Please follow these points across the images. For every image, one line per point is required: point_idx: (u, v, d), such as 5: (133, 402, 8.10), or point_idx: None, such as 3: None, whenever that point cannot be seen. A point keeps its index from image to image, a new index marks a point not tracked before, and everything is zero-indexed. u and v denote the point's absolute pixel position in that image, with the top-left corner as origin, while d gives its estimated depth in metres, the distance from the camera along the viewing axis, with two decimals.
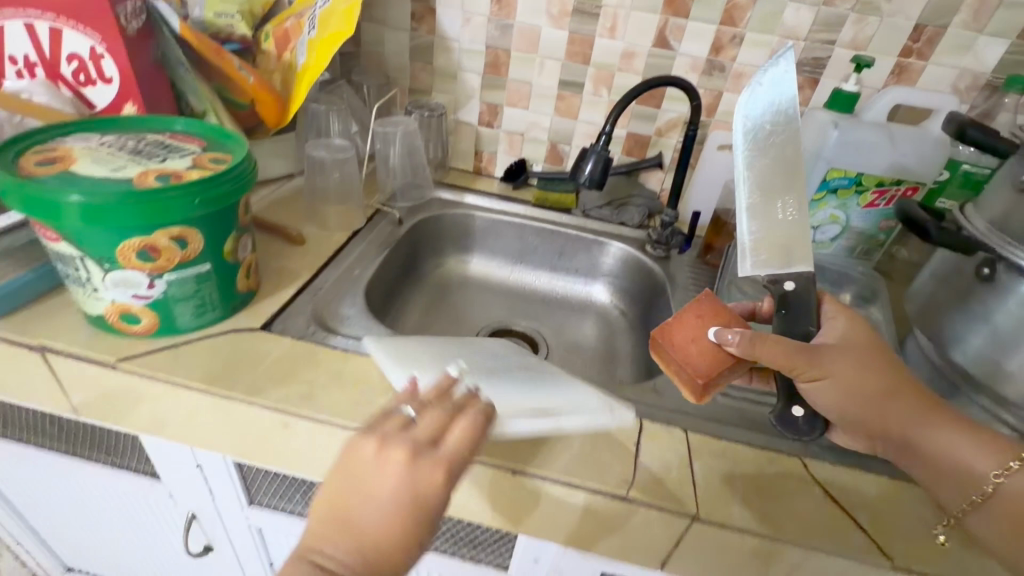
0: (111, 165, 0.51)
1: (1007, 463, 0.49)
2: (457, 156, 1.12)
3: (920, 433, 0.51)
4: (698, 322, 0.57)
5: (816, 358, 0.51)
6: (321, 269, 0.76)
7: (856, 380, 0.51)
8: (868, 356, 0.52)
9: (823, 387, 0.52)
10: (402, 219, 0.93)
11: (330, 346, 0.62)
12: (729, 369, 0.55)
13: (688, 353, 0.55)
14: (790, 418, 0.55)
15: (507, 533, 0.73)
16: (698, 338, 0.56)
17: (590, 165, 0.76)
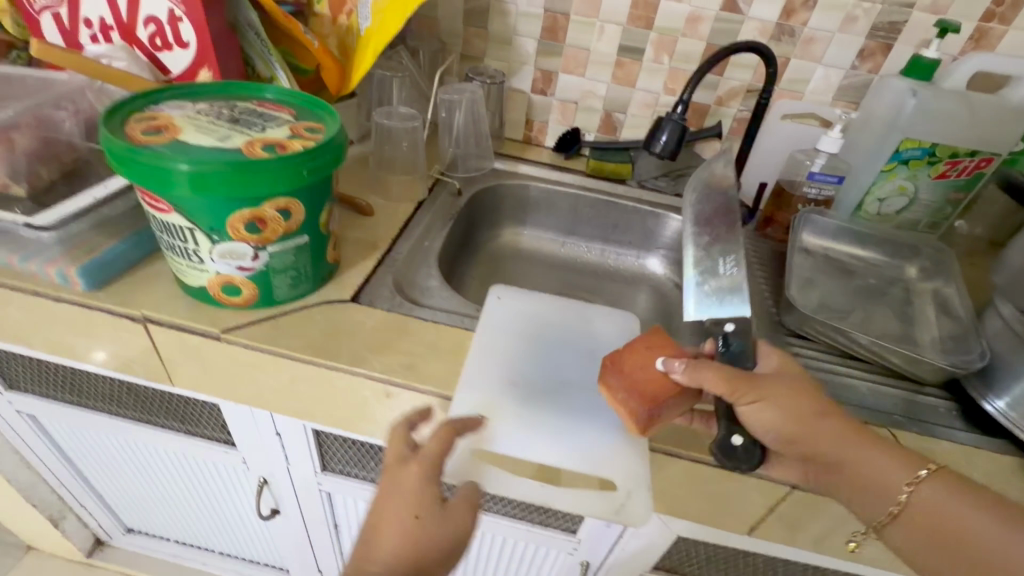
0: (215, 135, 0.50)
1: (914, 472, 0.47)
2: (508, 124, 1.10)
3: (843, 452, 0.48)
4: (646, 354, 0.53)
5: (748, 385, 0.48)
6: (395, 240, 0.75)
7: (788, 404, 0.49)
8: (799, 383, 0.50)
9: (755, 410, 0.49)
10: (461, 190, 0.91)
11: (419, 317, 0.62)
12: (672, 401, 0.50)
13: (628, 380, 0.52)
14: (728, 448, 0.50)
15: None
16: (646, 367, 0.52)
17: (665, 134, 0.76)
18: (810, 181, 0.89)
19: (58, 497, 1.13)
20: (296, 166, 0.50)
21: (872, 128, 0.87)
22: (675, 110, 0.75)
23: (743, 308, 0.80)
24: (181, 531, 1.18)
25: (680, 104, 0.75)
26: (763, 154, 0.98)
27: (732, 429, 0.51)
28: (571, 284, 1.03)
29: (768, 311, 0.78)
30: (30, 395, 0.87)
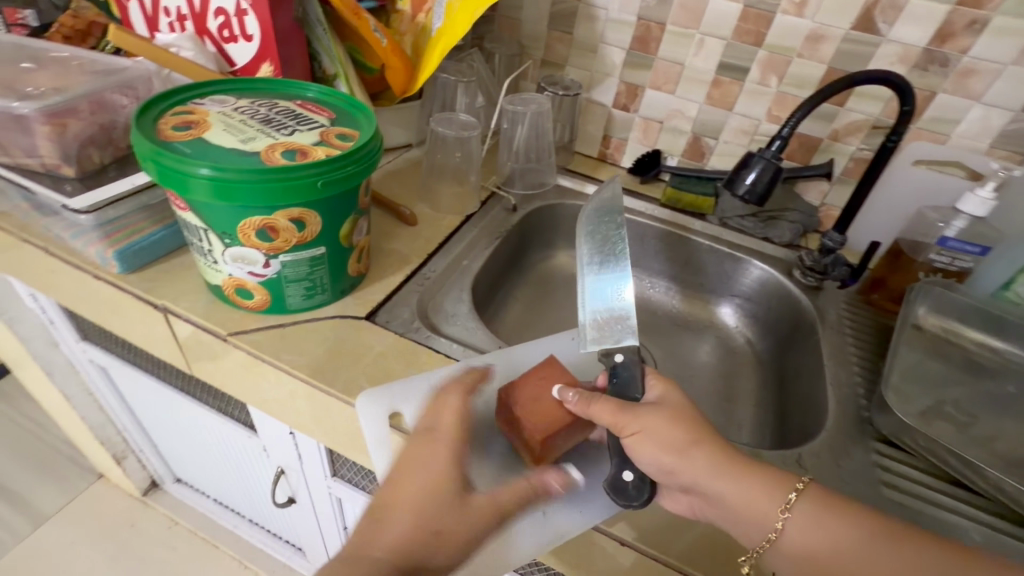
0: (241, 135, 0.48)
1: (785, 496, 0.42)
2: (583, 138, 1.01)
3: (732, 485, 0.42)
4: (539, 384, 0.50)
5: (629, 413, 0.45)
6: (430, 255, 0.71)
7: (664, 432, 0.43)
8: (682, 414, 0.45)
9: (641, 444, 0.44)
10: (517, 206, 0.85)
11: (430, 348, 0.57)
12: (564, 434, 0.48)
13: (518, 414, 0.49)
14: (620, 484, 0.46)
15: None
16: (536, 402, 0.49)
17: (753, 174, 0.63)
18: (940, 246, 0.73)
19: (122, 439, 1.23)
20: (311, 177, 0.46)
21: None
22: (771, 145, 0.63)
23: (822, 391, 0.66)
24: (218, 493, 1.24)
25: (777, 138, 0.62)
26: (882, 204, 0.82)
27: (626, 465, 0.46)
28: None
29: (856, 403, 0.63)
30: (98, 347, 0.95)
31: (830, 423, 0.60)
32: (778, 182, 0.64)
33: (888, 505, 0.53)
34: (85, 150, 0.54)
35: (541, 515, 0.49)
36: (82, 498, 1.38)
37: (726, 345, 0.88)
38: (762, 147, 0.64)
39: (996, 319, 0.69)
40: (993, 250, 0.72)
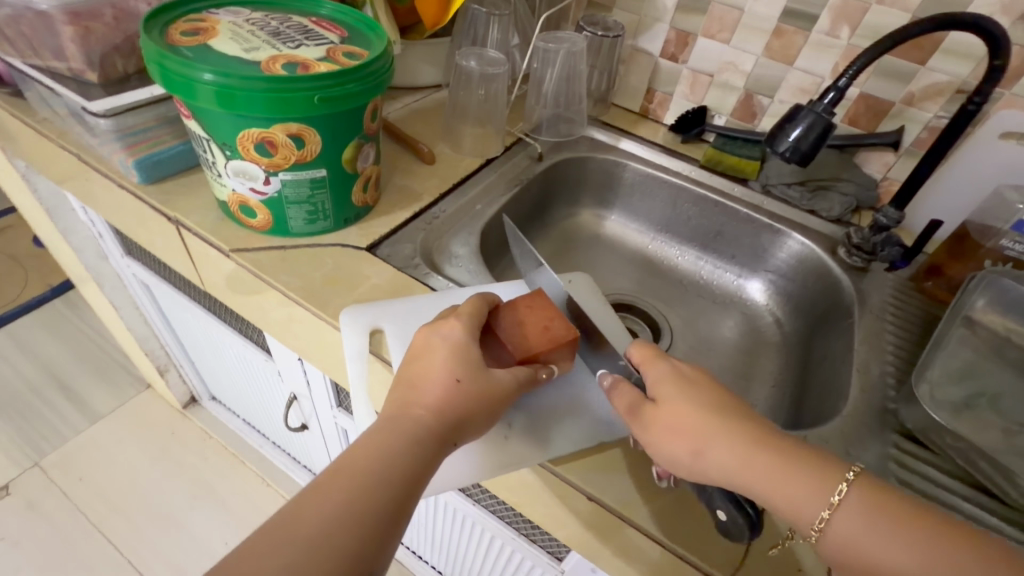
0: (247, 45, 0.47)
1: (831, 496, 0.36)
2: (625, 90, 0.95)
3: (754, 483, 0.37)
4: (529, 309, 0.49)
5: (648, 420, 0.41)
6: (442, 195, 0.69)
7: (676, 433, 0.40)
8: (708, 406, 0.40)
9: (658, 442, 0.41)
10: (543, 155, 0.82)
11: (427, 284, 0.56)
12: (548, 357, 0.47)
13: (505, 336, 0.47)
14: (722, 525, 0.40)
15: (563, 544, 0.65)
16: (526, 326, 0.48)
17: (800, 130, 0.56)
18: (1016, 233, 0.63)
19: (164, 353, 1.32)
20: (309, 90, 0.45)
21: None
22: (824, 97, 0.56)
23: (846, 376, 0.60)
24: (246, 414, 1.32)
25: (832, 90, 0.55)
26: (954, 182, 0.72)
27: (719, 502, 0.40)
28: (647, 289, 0.87)
29: (881, 393, 0.57)
30: (140, 263, 1.01)
31: (847, 411, 0.55)
32: (827, 141, 0.57)
33: None
34: (109, 57, 0.55)
35: (502, 439, 0.46)
36: (132, 403, 1.51)
37: (752, 323, 0.83)
38: (814, 100, 0.57)
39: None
40: None
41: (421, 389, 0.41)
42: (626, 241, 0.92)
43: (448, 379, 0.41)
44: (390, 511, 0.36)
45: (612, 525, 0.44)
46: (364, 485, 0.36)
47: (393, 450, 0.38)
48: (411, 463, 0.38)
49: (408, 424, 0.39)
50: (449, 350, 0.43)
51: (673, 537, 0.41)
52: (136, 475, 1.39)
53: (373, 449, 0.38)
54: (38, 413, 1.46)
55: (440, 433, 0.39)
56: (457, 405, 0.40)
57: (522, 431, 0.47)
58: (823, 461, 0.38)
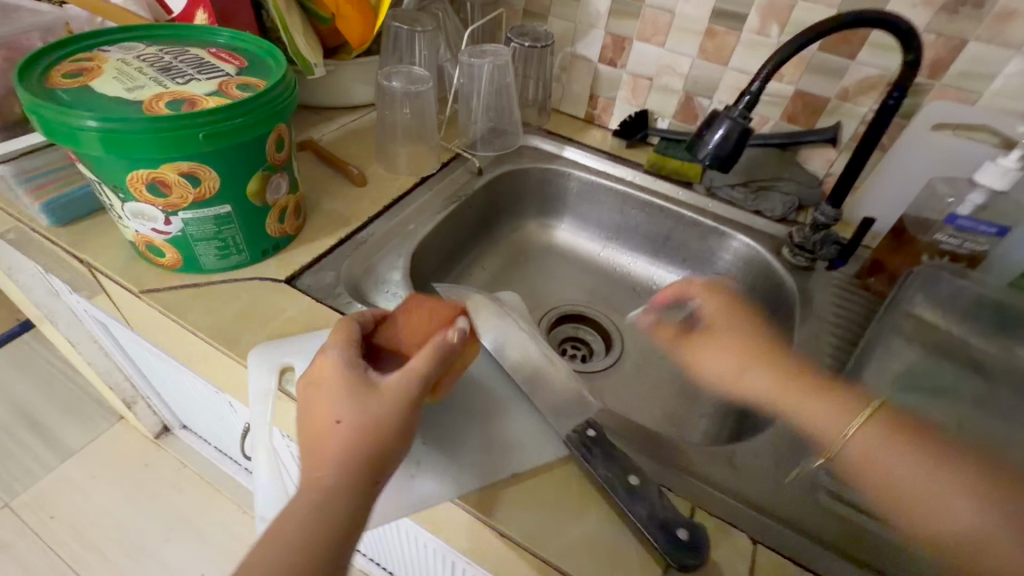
0: (132, 83, 0.46)
1: None
2: (568, 97, 0.94)
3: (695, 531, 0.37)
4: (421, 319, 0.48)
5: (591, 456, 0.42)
6: (373, 217, 0.68)
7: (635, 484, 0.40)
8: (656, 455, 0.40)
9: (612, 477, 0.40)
10: (483, 169, 0.81)
11: (346, 314, 0.55)
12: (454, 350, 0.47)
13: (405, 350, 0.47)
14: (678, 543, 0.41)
15: None
16: (417, 334, 0.48)
17: (721, 133, 0.55)
18: (949, 225, 0.61)
19: (129, 385, 1.30)
20: (193, 128, 0.44)
21: None
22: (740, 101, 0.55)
23: (783, 382, 0.59)
24: (217, 442, 1.31)
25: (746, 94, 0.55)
26: (893, 173, 0.72)
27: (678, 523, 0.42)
28: (598, 298, 0.86)
29: (817, 398, 0.56)
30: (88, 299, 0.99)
31: (782, 420, 0.54)
32: (748, 145, 0.56)
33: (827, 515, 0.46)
34: None
35: (408, 477, 0.45)
36: (103, 437, 1.49)
37: None
38: (731, 105, 0.56)
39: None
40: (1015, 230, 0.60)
41: (319, 446, 0.39)
42: (577, 251, 0.91)
43: (352, 430, 0.39)
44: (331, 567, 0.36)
45: (528, 559, 0.42)
46: (295, 551, 0.36)
47: (316, 515, 0.37)
48: (338, 516, 0.37)
49: (318, 486, 0.38)
50: (344, 389, 0.40)
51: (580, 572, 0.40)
52: (109, 509, 1.37)
53: (297, 522, 0.37)
54: (7, 452, 1.44)
55: (366, 480, 0.39)
56: (371, 451, 0.39)
57: (431, 466, 0.46)
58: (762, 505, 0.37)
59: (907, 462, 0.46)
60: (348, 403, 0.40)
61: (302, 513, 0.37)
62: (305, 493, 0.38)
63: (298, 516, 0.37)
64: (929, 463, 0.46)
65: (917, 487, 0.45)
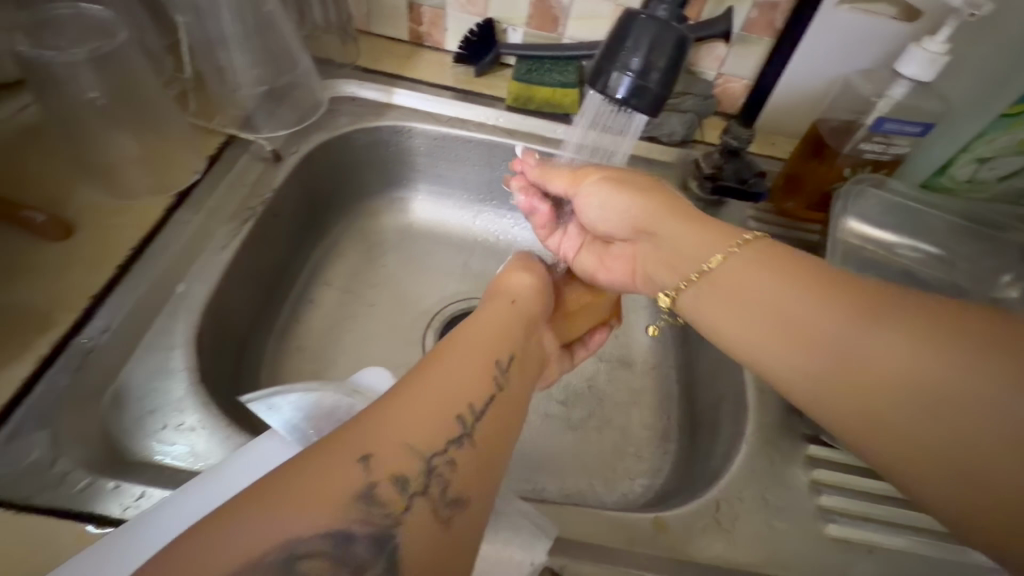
0: None
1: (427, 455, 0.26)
2: (379, 12, 0.66)
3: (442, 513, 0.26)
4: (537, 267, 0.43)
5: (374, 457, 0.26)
6: (99, 293, 0.40)
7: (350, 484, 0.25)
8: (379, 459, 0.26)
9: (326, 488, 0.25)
10: (278, 152, 0.53)
11: (83, 521, 0.31)
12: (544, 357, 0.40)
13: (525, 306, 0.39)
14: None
15: None
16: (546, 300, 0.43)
17: (642, 45, 0.34)
18: (874, 131, 0.51)
19: None
20: None
21: (1002, 32, 0.48)
22: None
23: (735, 368, 0.48)
24: None
25: None
26: (799, 73, 0.60)
27: None
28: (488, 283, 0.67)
29: None
30: None
31: (752, 430, 0.43)
32: (683, 65, 0.35)
33: (832, 552, 0.38)
34: None
35: None
36: None
37: None
38: (650, 1, 0.35)
39: (976, 217, 0.54)
40: (936, 126, 0.52)
41: (454, 369, 0.30)
42: (445, 226, 0.69)
43: (485, 353, 0.32)
44: (404, 457, 0.26)
45: None
46: (409, 403, 0.28)
47: (433, 398, 0.28)
48: (447, 430, 0.28)
49: (430, 416, 0.27)
50: (504, 333, 0.35)
51: None
52: None
53: (414, 397, 0.28)
54: None
55: (464, 408, 0.29)
56: (482, 386, 0.30)
57: None
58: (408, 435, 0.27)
59: (816, 370, 0.30)
60: (511, 305, 0.38)
61: (409, 424, 0.27)
62: (410, 409, 0.27)
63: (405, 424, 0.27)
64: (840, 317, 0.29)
65: (744, 347, 0.33)
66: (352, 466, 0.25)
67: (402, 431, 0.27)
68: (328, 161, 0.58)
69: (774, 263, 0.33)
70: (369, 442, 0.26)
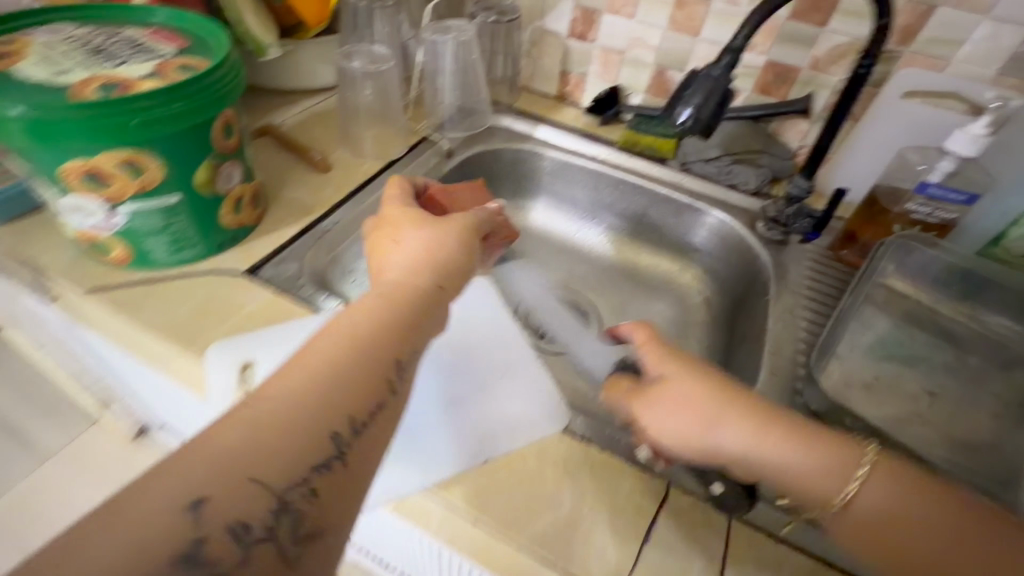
0: (58, 67, 0.43)
1: (244, 490, 0.29)
2: (539, 75, 0.91)
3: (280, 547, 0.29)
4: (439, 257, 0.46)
5: (192, 472, 0.28)
6: (337, 204, 0.66)
7: (164, 519, 0.27)
8: (216, 479, 0.28)
9: (150, 500, 0.27)
10: (452, 151, 0.78)
11: (309, 305, 0.53)
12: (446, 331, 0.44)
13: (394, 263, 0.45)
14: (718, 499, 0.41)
15: None
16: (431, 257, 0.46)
17: (700, 92, 0.51)
18: (920, 195, 0.62)
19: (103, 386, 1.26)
20: (130, 113, 0.41)
21: None
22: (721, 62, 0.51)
23: (759, 358, 0.59)
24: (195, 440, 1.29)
25: (726, 53, 0.50)
26: (868, 147, 0.70)
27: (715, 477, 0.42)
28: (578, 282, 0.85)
29: (791, 373, 0.56)
30: None
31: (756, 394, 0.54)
32: (727, 108, 0.52)
33: None
34: None
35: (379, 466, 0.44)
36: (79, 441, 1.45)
37: (682, 304, 0.82)
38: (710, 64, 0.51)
39: None
40: (982, 199, 0.61)
41: (309, 375, 0.34)
42: (553, 232, 0.89)
43: (332, 345, 0.36)
44: (242, 494, 0.29)
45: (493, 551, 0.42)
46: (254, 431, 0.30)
47: (282, 415, 0.31)
48: (291, 457, 0.31)
49: (274, 436, 0.31)
50: (371, 333, 0.37)
51: (556, 558, 0.40)
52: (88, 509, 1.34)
53: (263, 415, 0.31)
54: None
55: (326, 429, 0.32)
56: (346, 403, 0.34)
57: (399, 454, 0.44)
58: (244, 464, 0.29)
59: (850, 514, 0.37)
60: (353, 326, 0.37)
61: (249, 446, 0.30)
62: (255, 428, 0.30)
63: (247, 450, 0.30)
64: (793, 439, 0.39)
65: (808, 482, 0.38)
66: (179, 516, 0.27)
67: (242, 453, 0.30)
68: (483, 166, 0.83)
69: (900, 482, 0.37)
70: (207, 486, 0.28)
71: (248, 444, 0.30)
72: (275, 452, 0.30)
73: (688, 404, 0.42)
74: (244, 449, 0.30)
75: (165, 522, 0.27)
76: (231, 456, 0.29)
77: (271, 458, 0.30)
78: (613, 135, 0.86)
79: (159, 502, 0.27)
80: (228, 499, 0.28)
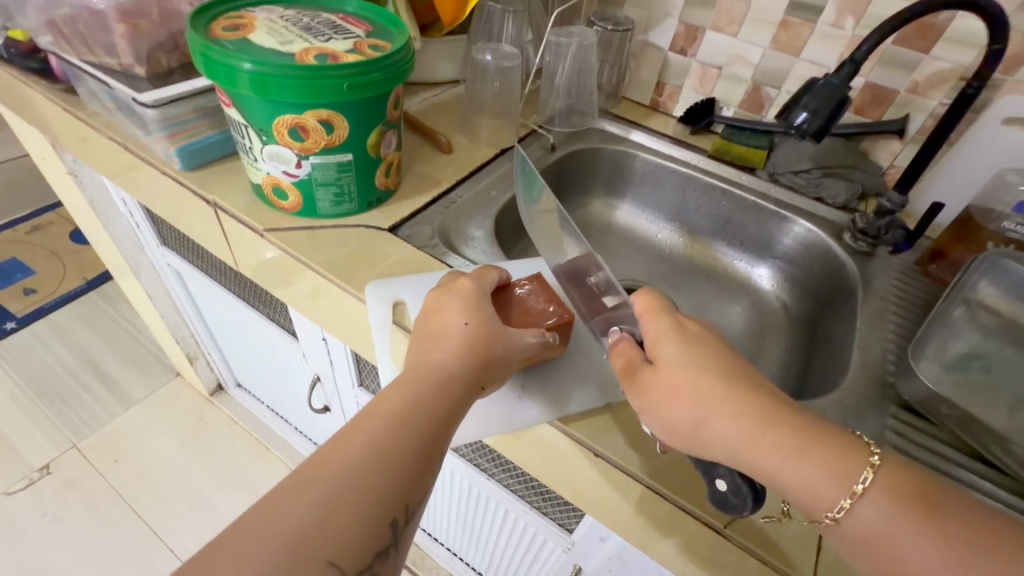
0: (281, 39, 0.52)
1: (373, 500, 0.38)
2: (636, 84, 0.98)
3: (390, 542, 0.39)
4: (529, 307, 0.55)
5: (331, 477, 0.37)
6: (459, 181, 0.73)
7: (315, 511, 0.36)
8: (353, 490, 0.37)
9: (305, 496, 0.36)
10: (555, 146, 0.85)
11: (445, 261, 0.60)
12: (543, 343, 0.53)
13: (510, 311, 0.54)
14: (722, 496, 0.42)
15: (575, 511, 0.71)
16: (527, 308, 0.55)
17: (818, 97, 0.56)
18: (1017, 214, 0.65)
19: (195, 341, 1.38)
20: (338, 79, 0.49)
21: None
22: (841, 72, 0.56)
23: (847, 353, 0.62)
24: (272, 401, 1.39)
25: (847, 64, 0.55)
26: (964, 170, 0.73)
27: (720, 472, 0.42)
28: (659, 279, 0.89)
29: (880, 368, 0.59)
30: (175, 253, 1.04)
31: (847, 382, 0.57)
32: (843, 113, 0.56)
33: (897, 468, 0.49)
34: (155, 53, 0.61)
35: (516, 398, 0.52)
36: (162, 391, 1.58)
37: (760, 309, 0.85)
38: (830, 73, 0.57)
39: None
40: None
41: (407, 402, 0.42)
42: (637, 230, 0.94)
43: (420, 373, 0.45)
44: (376, 503, 0.38)
45: (618, 481, 0.47)
46: (309, 503, 0.36)
47: (391, 438, 0.40)
48: (403, 474, 0.39)
49: (386, 451, 0.39)
50: (454, 363, 0.45)
51: (672, 489, 0.45)
52: (166, 456, 1.45)
53: (378, 436, 0.40)
54: (75, 397, 1.54)
55: (424, 451, 0.41)
56: (435, 425, 0.42)
57: (532, 393, 0.52)
58: (369, 476, 0.38)
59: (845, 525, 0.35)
60: (433, 360, 0.45)
61: (372, 462, 0.38)
62: (370, 448, 0.39)
63: (370, 463, 0.38)
64: (787, 442, 0.37)
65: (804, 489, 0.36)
66: (339, 521, 0.36)
67: (367, 467, 0.38)
68: (580, 163, 0.90)
69: (905, 491, 0.35)
70: (345, 489, 0.37)
71: (371, 459, 0.39)
72: (391, 465, 0.39)
73: (679, 393, 0.41)
74: (365, 459, 0.38)
75: (319, 517, 0.35)
76: (361, 470, 0.38)
77: (387, 474, 0.39)
78: (704, 143, 0.91)
79: (310, 505, 0.36)
80: (359, 503, 0.37)
